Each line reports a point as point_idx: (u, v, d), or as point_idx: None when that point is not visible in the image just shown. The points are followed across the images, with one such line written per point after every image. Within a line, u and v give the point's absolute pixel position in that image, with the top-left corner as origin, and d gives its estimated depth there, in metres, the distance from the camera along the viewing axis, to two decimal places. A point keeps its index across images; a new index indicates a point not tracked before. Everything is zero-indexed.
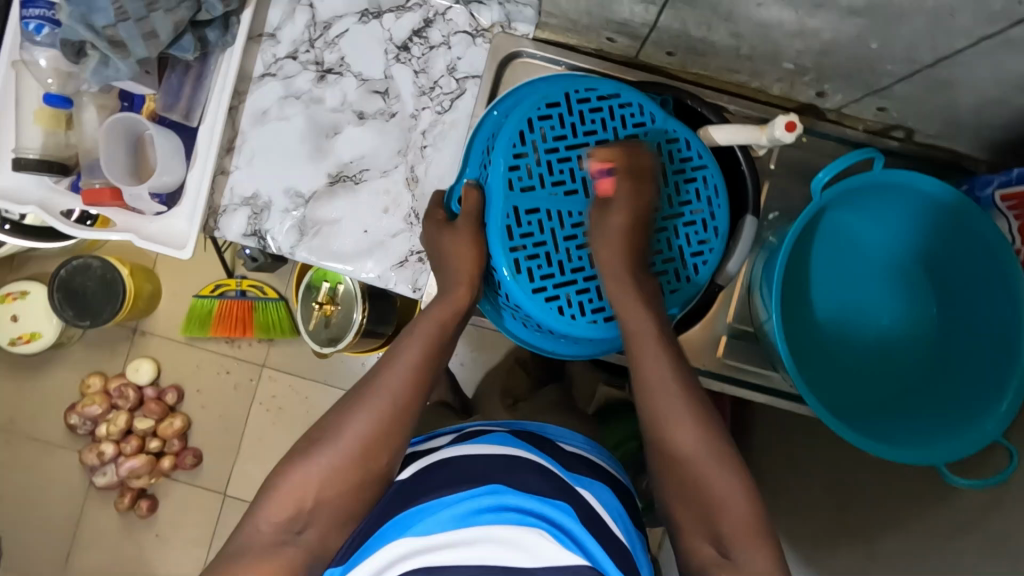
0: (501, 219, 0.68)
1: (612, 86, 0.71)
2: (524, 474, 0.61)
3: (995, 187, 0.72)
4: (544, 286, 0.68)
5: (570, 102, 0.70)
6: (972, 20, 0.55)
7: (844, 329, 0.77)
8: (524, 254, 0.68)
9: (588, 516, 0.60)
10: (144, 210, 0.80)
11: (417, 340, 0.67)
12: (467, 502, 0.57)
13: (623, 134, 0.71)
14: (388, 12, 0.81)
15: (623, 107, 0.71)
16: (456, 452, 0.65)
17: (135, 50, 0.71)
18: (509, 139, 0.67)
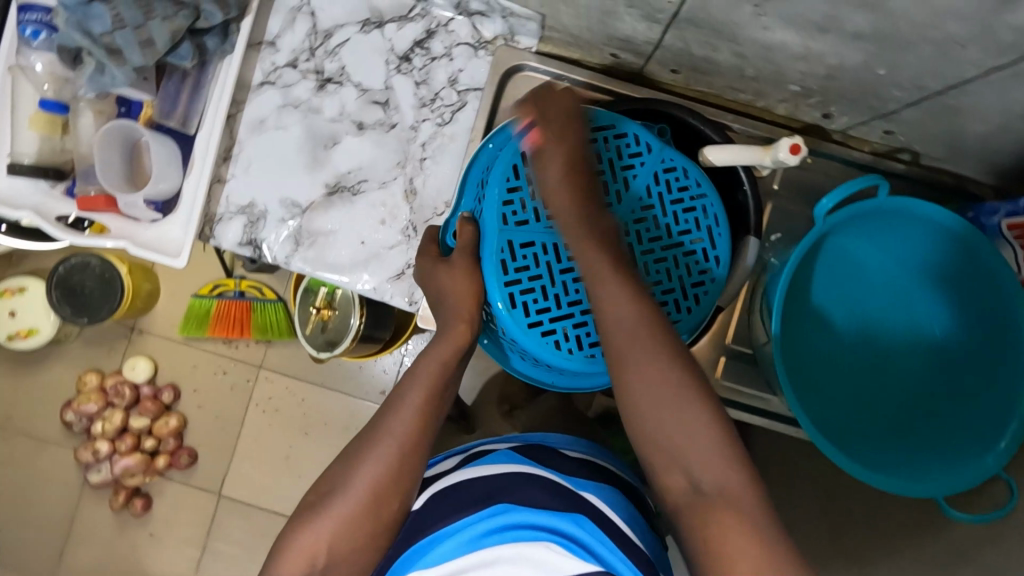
0: (495, 254, 0.67)
1: (607, 117, 0.71)
2: (529, 488, 0.61)
3: (1002, 216, 0.71)
4: (541, 320, 0.68)
5: None
6: (982, 50, 0.53)
7: (845, 354, 0.76)
8: (518, 291, 0.67)
9: (602, 522, 0.60)
10: (139, 217, 0.79)
11: (422, 380, 0.63)
12: (473, 526, 0.57)
13: (619, 165, 0.71)
14: (390, 22, 0.80)
15: (618, 138, 0.71)
16: (460, 473, 0.65)
17: (131, 58, 0.70)
18: (503, 173, 0.68)
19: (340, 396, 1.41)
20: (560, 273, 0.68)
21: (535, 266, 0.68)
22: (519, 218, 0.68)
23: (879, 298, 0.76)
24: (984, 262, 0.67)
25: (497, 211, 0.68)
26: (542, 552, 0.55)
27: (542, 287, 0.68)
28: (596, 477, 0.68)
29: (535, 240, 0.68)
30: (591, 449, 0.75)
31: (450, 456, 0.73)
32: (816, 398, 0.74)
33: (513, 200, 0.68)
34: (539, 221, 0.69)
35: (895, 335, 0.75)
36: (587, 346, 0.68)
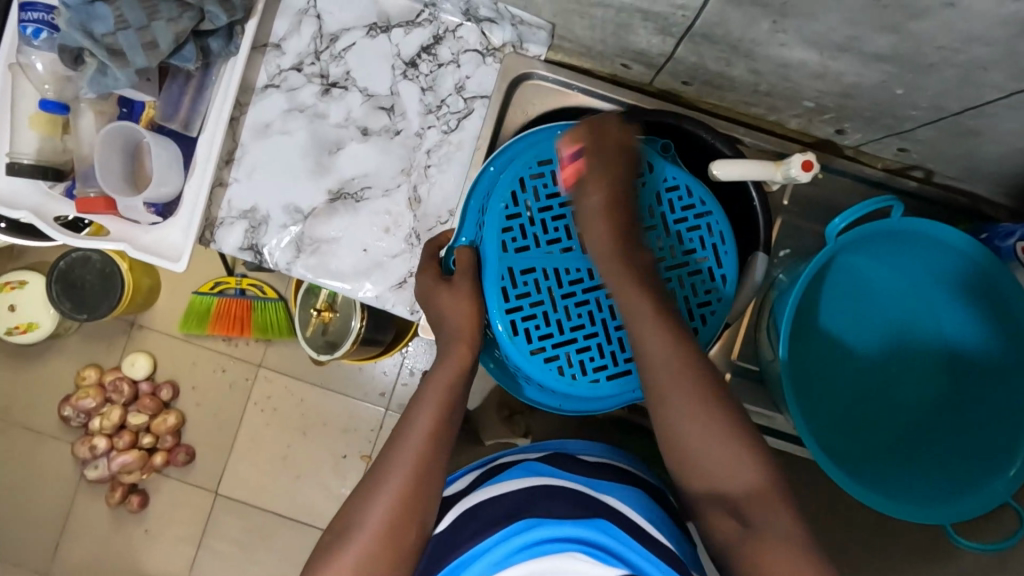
0: (497, 281, 0.67)
1: None
2: (549, 499, 0.60)
3: (1017, 239, 0.69)
4: (543, 346, 0.67)
5: (563, 158, 0.69)
6: (1005, 76, 0.52)
7: (854, 375, 0.74)
8: (520, 317, 0.67)
9: (629, 526, 0.59)
10: (140, 220, 0.78)
11: (428, 403, 0.64)
12: (499, 546, 0.56)
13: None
14: (397, 27, 0.79)
15: None
16: (480, 493, 0.64)
17: (135, 61, 0.69)
18: (501, 200, 0.67)
19: (340, 397, 1.40)
20: (562, 297, 0.68)
21: (536, 292, 0.67)
22: (520, 245, 0.68)
23: (889, 319, 0.74)
24: (997, 285, 0.66)
25: (497, 240, 0.67)
26: (569, 561, 0.54)
27: (543, 313, 0.68)
28: (614, 479, 0.69)
29: (536, 266, 0.68)
30: (608, 451, 0.77)
31: (471, 470, 0.75)
32: (823, 418, 0.73)
33: (513, 226, 0.68)
34: (538, 246, 0.68)
35: (903, 356, 0.74)
36: (590, 371, 0.68)
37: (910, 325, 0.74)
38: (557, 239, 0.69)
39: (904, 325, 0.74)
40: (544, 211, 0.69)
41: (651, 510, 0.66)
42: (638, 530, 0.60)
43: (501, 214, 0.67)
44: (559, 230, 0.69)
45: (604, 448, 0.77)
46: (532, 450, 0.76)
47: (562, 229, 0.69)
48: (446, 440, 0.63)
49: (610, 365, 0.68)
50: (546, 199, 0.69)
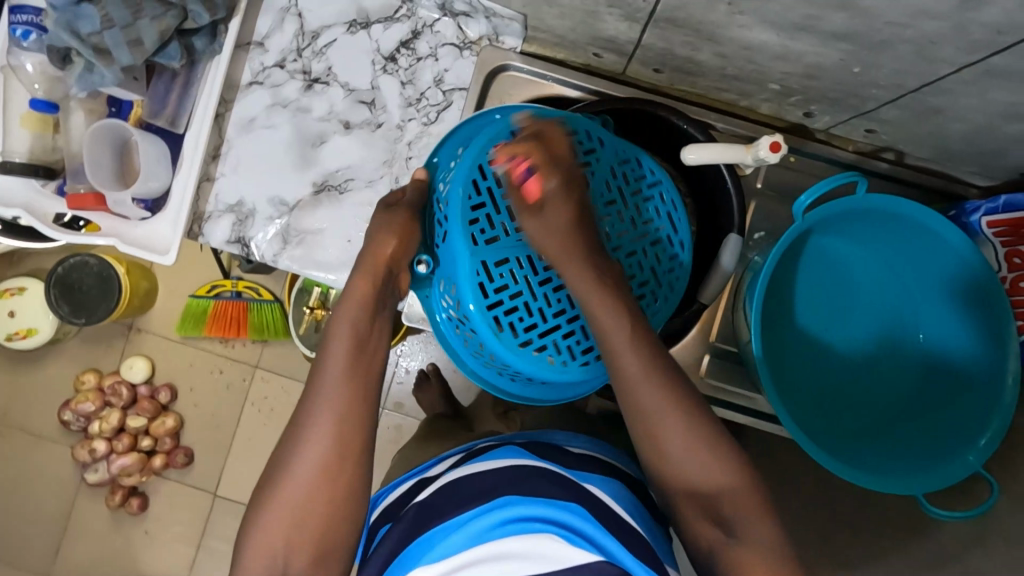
0: (471, 279, 0.63)
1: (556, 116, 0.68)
2: (533, 479, 0.62)
3: (983, 214, 0.70)
4: (531, 338, 0.66)
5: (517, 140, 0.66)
6: (954, 49, 0.54)
7: (829, 355, 0.76)
8: (503, 309, 0.65)
9: (602, 514, 0.61)
10: (128, 215, 0.80)
11: (338, 341, 0.62)
12: (476, 520, 0.57)
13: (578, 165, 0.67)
14: (376, 23, 0.81)
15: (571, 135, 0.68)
16: (463, 470, 0.67)
17: (120, 57, 0.71)
18: (463, 191, 0.63)
19: None
20: (540, 285, 0.67)
21: (513, 283, 0.65)
22: (488, 235, 0.64)
23: (864, 302, 0.76)
24: (963, 259, 0.67)
25: (466, 235, 0.63)
26: (551, 543, 0.55)
27: (525, 304, 0.66)
28: (596, 468, 0.71)
29: (510, 255, 0.65)
30: (596, 446, 0.77)
31: (453, 455, 0.77)
32: (799, 395, 0.75)
33: (479, 217, 0.64)
34: (510, 235, 0.66)
35: (880, 336, 0.76)
36: (579, 354, 0.69)
37: (884, 306, 0.76)
38: None
39: (877, 306, 0.76)
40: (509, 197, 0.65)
41: (630, 502, 0.67)
42: (614, 517, 0.62)
43: (465, 205, 0.63)
44: None
45: (593, 440, 0.79)
46: (515, 438, 0.77)
47: None
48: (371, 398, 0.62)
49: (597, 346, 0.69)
50: None
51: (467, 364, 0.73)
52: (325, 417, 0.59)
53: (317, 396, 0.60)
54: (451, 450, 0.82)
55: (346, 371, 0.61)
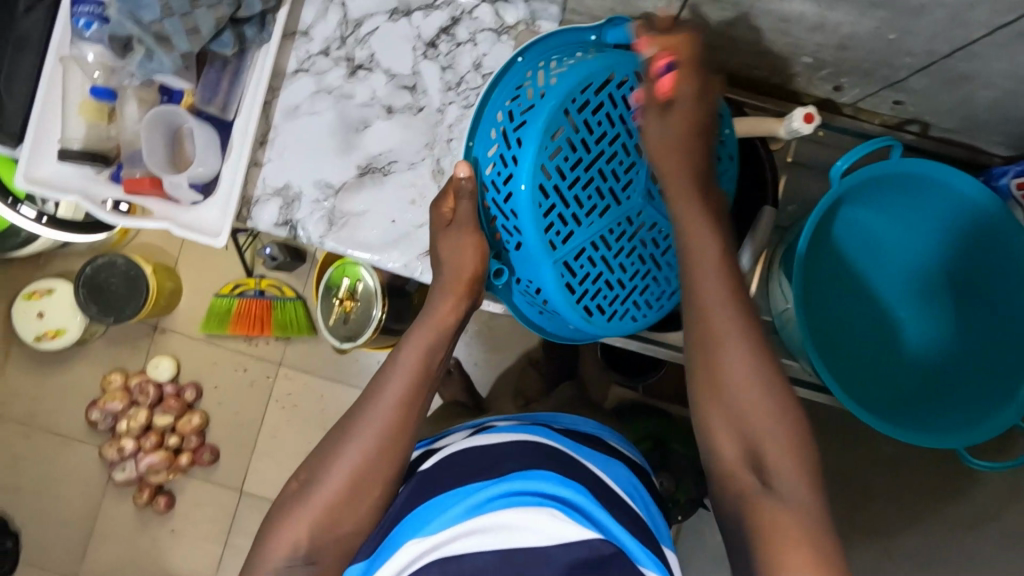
0: (558, 280, 0.68)
1: (601, 69, 0.66)
2: (538, 456, 0.64)
3: (1011, 177, 0.75)
4: (616, 308, 0.72)
5: (571, 117, 0.65)
6: (990, 12, 0.57)
7: (860, 324, 0.79)
8: (589, 293, 0.70)
9: (603, 493, 0.63)
10: (181, 199, 0.83)
11: (400, 372, 0.67)
12: (483, 489, 0.59)
13: (629, 116, 0.68)
14: (417, 11, 0.85)
15: (620, 86, 0.68)
16: (466, 441, 0.69)
17: (178, 44, 0.74)
18: (532, 199, 0.65)
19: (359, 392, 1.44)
20: (614, 259, 0.70)
21: (594, 268, 0.69)
22: (565, 236, 0.67)
23: (890, 269, 0.80)
24: (990, 220, 0.70)
25: (545, 236, 0.66)
26: (553, 519, 0.56)
27: (607, 281, 0.70)
28: (596, 449, 0.73)
29: (585, 246, 0.68)
30: (599, 428, 0.80)
31: (465, 428, 0.78)
32: (839, 364, 0.77)
33: (553, 219, 0.66)
34: (583, 224, 0.67)
35: (908, 301, 0.79)
36: (646, 295, 0.73)
37: (911, 276, 0.79)
38: (596, 205, 0.68)
39: (904, 276, 0.80)
40: (574, 185, 0.66)
41: (632, 483, 0.71)
42: (613, 497, 0.64)
43: (538, 204, 0.65)
44: (592, 196, 0.67)
45: (595, 424, 0.81)
46: (526, 417, 0.79)
47: (595, 194, 0.67)
48: (426, 392, 0.68)
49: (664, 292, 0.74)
50: (571, 172, 0.66)
51: (546, 326, 0.78)
52: (379, 420, 0.64)
53: (368, 418, 0.64)
54: (456, 426, 0.84)
55: (400, 399, 0.65)
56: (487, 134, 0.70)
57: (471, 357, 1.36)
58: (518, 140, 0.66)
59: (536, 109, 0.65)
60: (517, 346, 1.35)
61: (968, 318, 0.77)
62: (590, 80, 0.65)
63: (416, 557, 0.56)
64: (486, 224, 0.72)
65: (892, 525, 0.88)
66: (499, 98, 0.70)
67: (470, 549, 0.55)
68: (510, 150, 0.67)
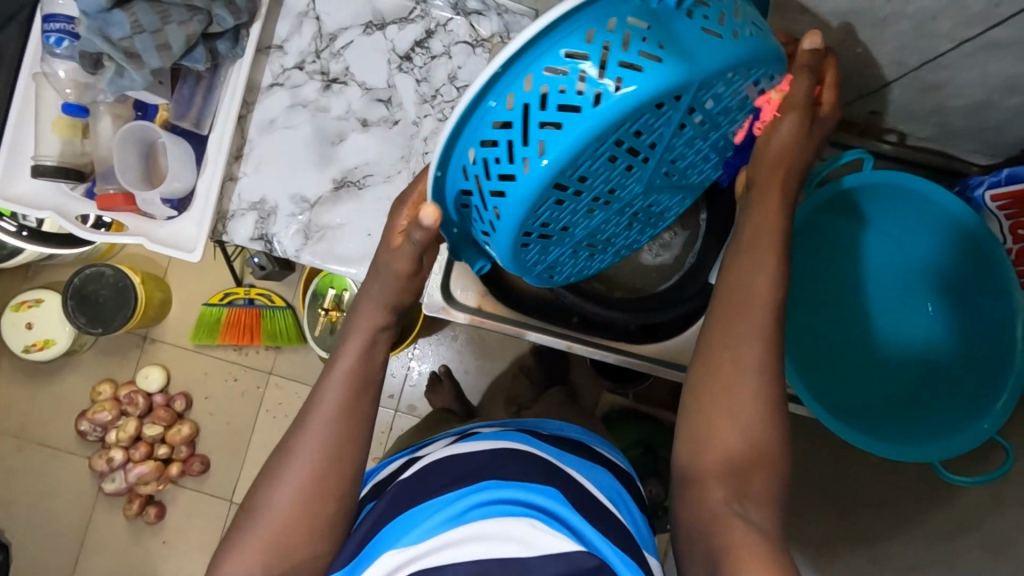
0: (537, 275, 0.64)
1: (615, 116, 0.45)
2: (521, 465, 0.64)
3: (986, 188, 0.75)
4: (584, 262, 0.68)
5: (564, 184, 0.49)
6: (954, 24, 0.56)
7: (844, 334, 0.79)
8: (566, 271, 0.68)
9: (586, 501, 0.62)
10: (155, 215, 0.83)
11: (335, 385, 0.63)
12: (460, 500, 0.59)
13: (642, 144, 0.50)
14: (391, 24, 0.84)
15: (634, 125, 0.47)
16: (445, 450, 0.68)
17: (148, 61, 0.74)
18: (506, 248, 0.56)
19: None
20: (593, 242, 0.63)
21: (574, 254, 0.64)
22: (545, 253, 0.60)
23: (879, 281, 0.79)
24: (964, 227, 0.72)
25: (521, 265, 0.60)
26: (535, 530, 0.56)
27: (586, 253, 0.65)
28: (581, 454, 0.72)
29: (564, 249, 0.61)
30: (586, 435, 0.78)
31: (448, 435, 0.78)
32: (819, 371, 0.77)
33: (532, 250, 0.58)
34: (566, 239, 0.59)
35: (895, 312, 0.79)
36: (619, 245, 0.68)
37: (912, 278, 0.78)
38: (580, 225, 0.58)
39: (901, 277, 0.79)
40: (559, 224, 0.55)
41: (618, 491, 0.69)
42: (597, 506, 0.63)
43: (520, 255, 0.57)
44: (577, 223, 0.57)
45: (581, 429, 0.80)
46: (511, 424, 0.78)
47: (583, 219, 0.57)
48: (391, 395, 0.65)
49: (640, 237, 0.69)
50: (555, 219, 0.54)
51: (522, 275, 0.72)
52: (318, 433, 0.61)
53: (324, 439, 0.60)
54: (443, 433, 0.83)
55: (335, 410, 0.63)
56: (461, 171, 0.53)
57: (462, 365, 1.37)
58: (496, 209, 0.52)
59: (518, 180, 0.49)
60: (507, 354, 1.35)
61: (952, 330, 0.76)
62: (594, 142, 0.46)
63: (396, 569, 0.56)
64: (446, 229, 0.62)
65: (881, 534, 0.86)
66: (472, 135, 0.50)
67: (447, 560, 0.54)
68: (488, 213, 0.53)
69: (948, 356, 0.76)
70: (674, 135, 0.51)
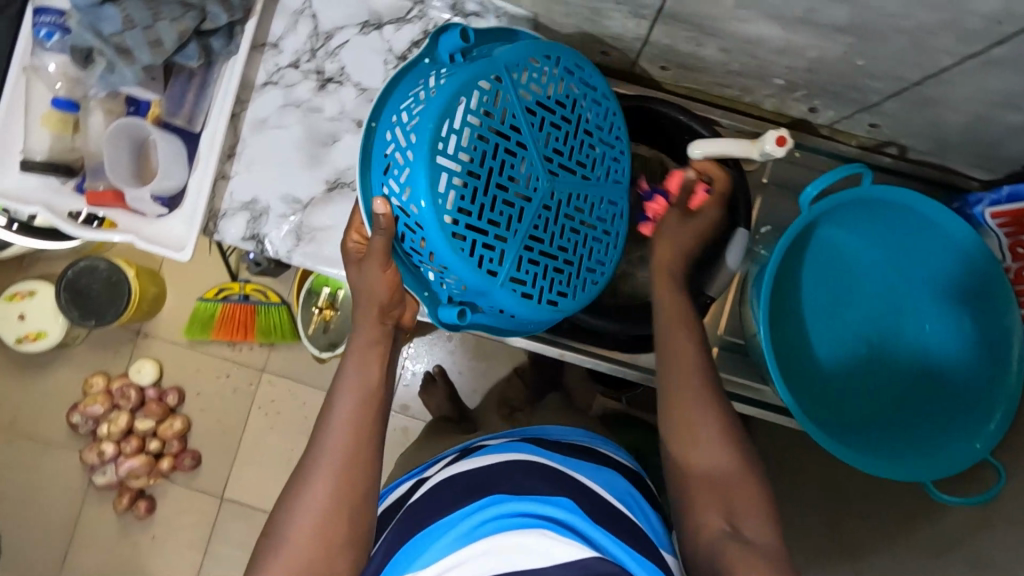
0: (509, 289, 0.65)
1: (446, 95, 0.59)
2: (522, 475, 0.61)
3: (986, 205, 0.75)
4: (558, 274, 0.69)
5: (449, 160, 0.60)
6: (954, 40, 0.56)
7: (832, 346, 0.78)
8: (545, 289, 0.68)
9: (592, 506, 0.59)
10: (146, 212, 0.82)
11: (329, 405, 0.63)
12: (466, 518, 0.56)
13: (500, 123, 0.62)
14: (388, 24, 0.83)
15: (477, 103, 0.61)
16: (450, 470, 0.67)
17: (140, 57, 0.73)
18: (446, 243, 0.61)
19: None
20: (546, 254, 0.68)
21: (540, 268, 0.67)
22: (499, 258, 0.64)
23: (866, 293, 0.79)
24: (955, 242, 0.71)
25: (480, 273, 0.63)
26: (544, 540, 0.53)
27: (547, 263, 0.68)
28: (588, 458, 0.70)
29: (520, 253, 0.65)
30: (590, 436, 0.77)
31: (450, 453, 0.76)
32: (806, 386, 0.77)
33: (481, 253, 0.63)
34: (512, 236, 0.64)
35: (883, 325, 0.79)
36: (591, 260, 0.72)
37: (926, 295, 0.77)
38: (502, 218, 0.64)
39: (885, 287, 0.78)
40: (486, 210, 0.62)
41: (624, 487, 0.67)
42: (606, 508, 0.60)
43: (461, 253, 0.62)
44: (503, 213, 0.63)
45: (587, 432, 0.79)
46: (517, 433, 0.77)
47: (505, 214, 0.64)
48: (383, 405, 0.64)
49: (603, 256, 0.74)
50: (477, 202, 0.62)
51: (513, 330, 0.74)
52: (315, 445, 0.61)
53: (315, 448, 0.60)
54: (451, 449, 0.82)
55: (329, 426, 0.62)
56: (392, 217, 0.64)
57: (456, 365, 1.34)
58: (412, 211, 0.61)
59: (414, 171, 0.60)
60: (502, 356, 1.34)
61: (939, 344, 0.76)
62: (445, 118, 0.59)
63: None
64: (422, 281, 0.67)
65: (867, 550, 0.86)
66: (376, 178, 0.63)
67: None
68: (410, 220, 0.61)
69: (937, 369, 0.76)
70: (522, 110, 0.63)
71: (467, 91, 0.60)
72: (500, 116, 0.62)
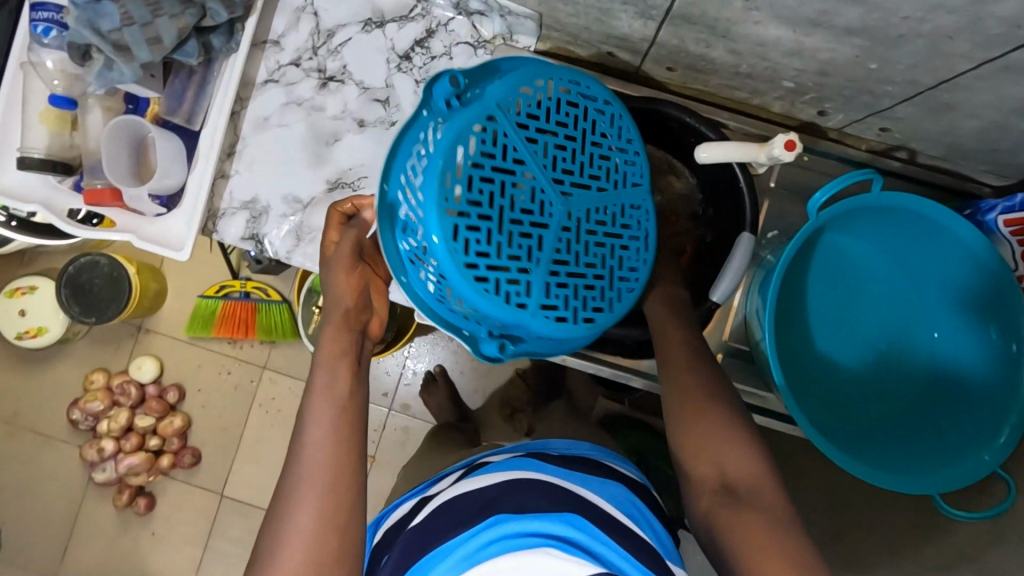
0: (541, 317, 0.62)
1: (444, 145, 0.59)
2: (523, 491, 0.60)
3: (998, 212, 0.73)
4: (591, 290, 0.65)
5: (458, 204, 0.59)
6: (971, 45, 0.54)
7: (840, 354, 0.77)
8: (580, 309, 0.65)
9: (595, 521, 0.58)
10: (145, 211, 0.81)
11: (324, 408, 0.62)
12: (469, 540, 0.56)
13: (502, 158, 0.61)
14: (391, 22, 0.82)
15: (476, 144, 0.60)
16: (451, 491, 0.65)
17: (139, 54, 0.72)
18: (470, 283, 0.59)
19: None
20: (578, 279, 0.65)
21: (571, 291, 0.64)
22: (526, 289, 0.62)
23: (873, 300, 0.78)
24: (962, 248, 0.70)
25: (510, 308, 0.61)
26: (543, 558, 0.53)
27: (581, 285, 0.65)
28: (591, 471, 0.69)
29: (551, 279, 0.62)
30: (596, 450, 0.76)
31: (454, 470, 0.75)
32: (813, 394, 0.76)
33: (510, 288, 0.61)
34: (536, 264, 0.62)
35: (891, 333, 0.77)
36: (622, 270, 0.68)
37: (933, 301, 0.76)
38: (524, 249, 0.61)
39: (892, 293, 0.77)
40: (506, 243, 0.60)
41: (630, 501, 0.65)
42: (610, 523, 0.59)
43: (487, 293, 0.60)
44: (524, 245, 0.61)
45: (596, 447, 0.77)
46: (523, 448, 0.75)
47: (525, 244, 0.61)
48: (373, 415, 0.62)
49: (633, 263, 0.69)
50: (495, 237, 0.60)
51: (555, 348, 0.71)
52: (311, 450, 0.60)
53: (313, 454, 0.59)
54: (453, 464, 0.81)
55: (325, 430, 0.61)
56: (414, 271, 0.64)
57: (457, 366, 1.33)
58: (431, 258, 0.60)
59: (426, 222, 0.59)
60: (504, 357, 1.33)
61: (949, 351, 0.75)
62: (447, 167, 0.59)
63: None
64: (455, 321, 0.66)
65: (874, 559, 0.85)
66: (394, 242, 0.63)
67: None
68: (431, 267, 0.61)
69: (947, 375, 0.75)
70: (523, 140, 0.61)
71: (462, 137, 0.60)
72: (501, 150, 0.61)
